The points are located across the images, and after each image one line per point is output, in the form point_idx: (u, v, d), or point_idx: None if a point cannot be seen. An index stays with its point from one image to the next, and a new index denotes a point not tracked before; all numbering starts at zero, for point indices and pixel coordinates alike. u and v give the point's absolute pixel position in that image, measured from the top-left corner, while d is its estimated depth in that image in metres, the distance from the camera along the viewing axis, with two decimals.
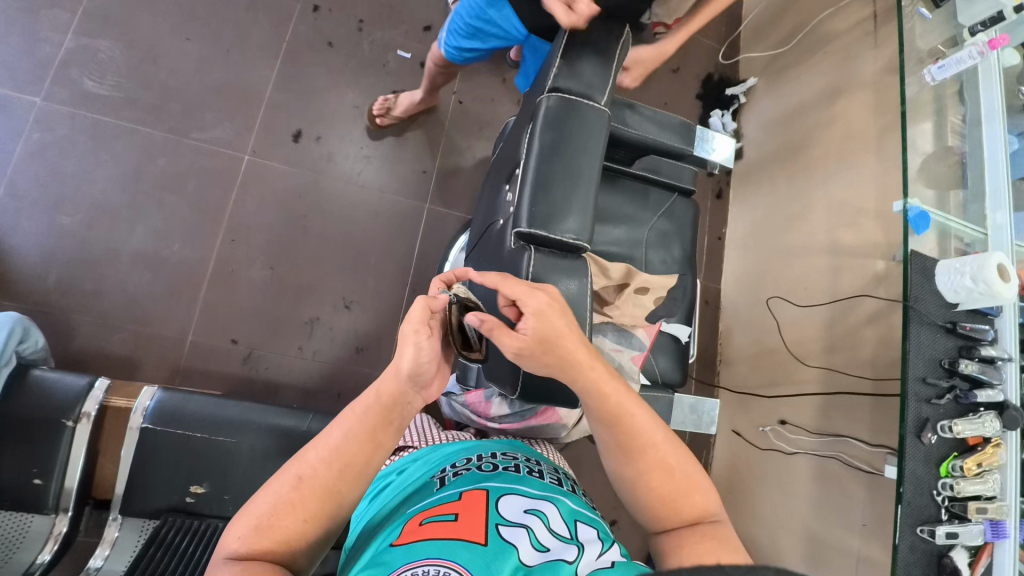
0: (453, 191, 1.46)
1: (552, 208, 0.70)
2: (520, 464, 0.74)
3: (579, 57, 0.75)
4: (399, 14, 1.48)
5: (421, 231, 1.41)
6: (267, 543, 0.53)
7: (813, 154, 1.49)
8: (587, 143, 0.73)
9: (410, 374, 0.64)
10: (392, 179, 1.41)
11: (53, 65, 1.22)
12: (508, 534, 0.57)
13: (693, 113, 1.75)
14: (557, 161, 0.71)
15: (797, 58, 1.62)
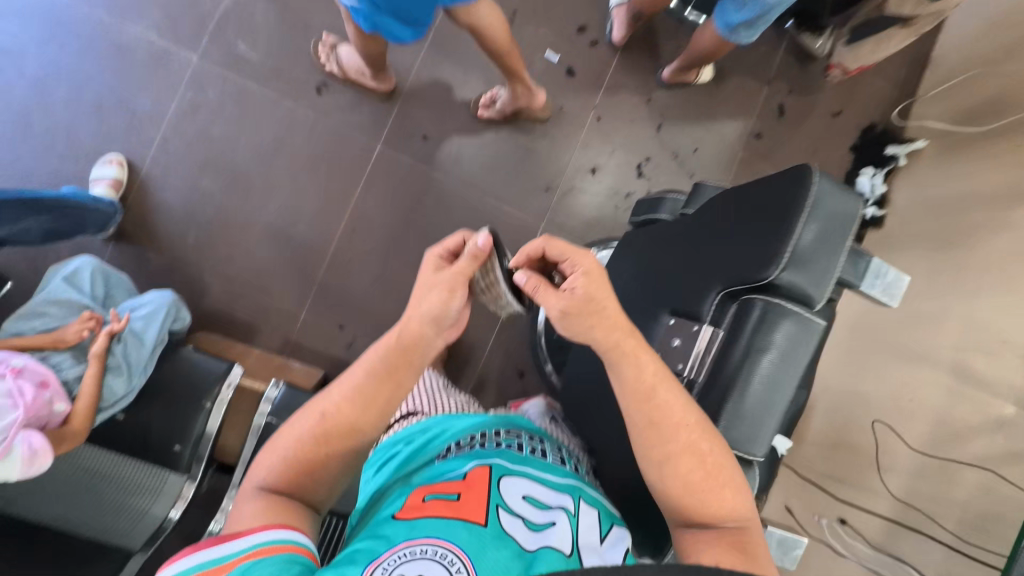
0: (570, 213, 1.44)
1: (750, 426, 0.62)
2: (527, 443, 0.75)
3: (807, 252, 0.60)
4: (550, 11, 1.44)
5: (531, 249, 1.41)
6: (290, 474, 0.62)
7: (966, 256, 1.31)
8: (789, 349, 0.61)
9: (433, 319, 0.64)
10: (513, 191, 1.41)
11: (210, 23, 1.22)
12: (505, 521, 0.60)
13: (839, 166, 1.58)
14: (769, 378, 0.60)
15: (981, 133, 1.39)
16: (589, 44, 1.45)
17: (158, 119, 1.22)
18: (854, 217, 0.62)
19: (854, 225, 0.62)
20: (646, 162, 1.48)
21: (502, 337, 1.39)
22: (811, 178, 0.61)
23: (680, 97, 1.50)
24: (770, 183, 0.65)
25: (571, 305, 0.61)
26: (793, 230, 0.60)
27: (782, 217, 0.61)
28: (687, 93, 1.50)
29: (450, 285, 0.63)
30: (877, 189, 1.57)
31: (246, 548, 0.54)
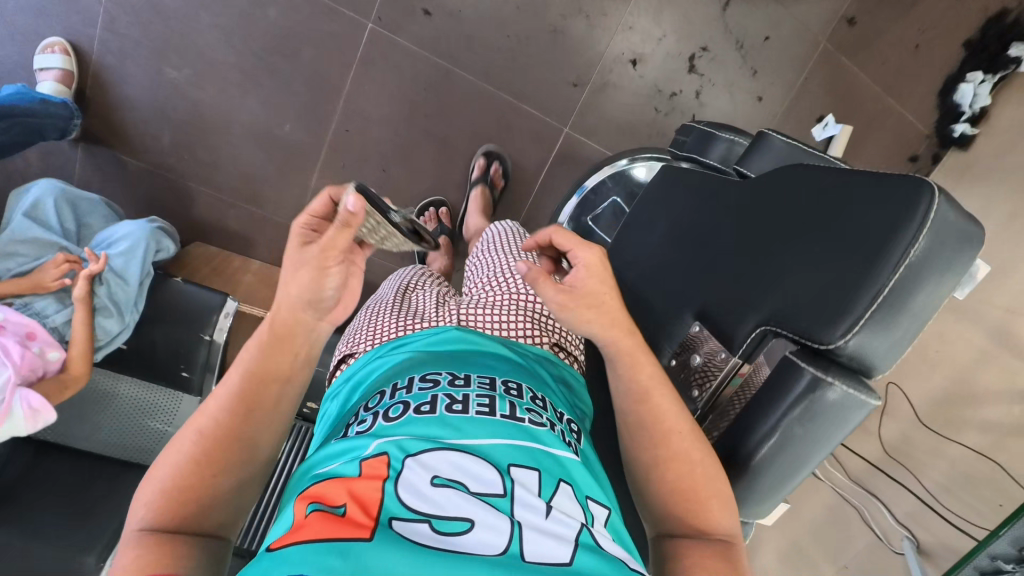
0: (600, 116, 1.22)
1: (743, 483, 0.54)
2: (443, 395, 0.53)
3: (888, 312, 0.46)
4: None
5: (551, 159, 1.24)
6: (174, 505, 0.46)
7: None
8: (820, 427, 0.49)
9: (305, 302, 0.52)
10: (534, 88, 1.18)
11: None
12: (404, 528, 0.40)
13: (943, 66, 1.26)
14: (799, 450, 0.51)
15: None
16: None
17: None
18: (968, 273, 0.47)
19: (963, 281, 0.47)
20: (701, 53, 1.20)
21: None
22: (935, 210, 0.45)
23: None
24: (879, 199, 0.49)
25: (570, 301, 0.56)
26: (886, 274, 0.46)
27: (875, 253, 0.47)
28: None
29: (320, 260, 0.50)
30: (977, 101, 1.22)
31: None
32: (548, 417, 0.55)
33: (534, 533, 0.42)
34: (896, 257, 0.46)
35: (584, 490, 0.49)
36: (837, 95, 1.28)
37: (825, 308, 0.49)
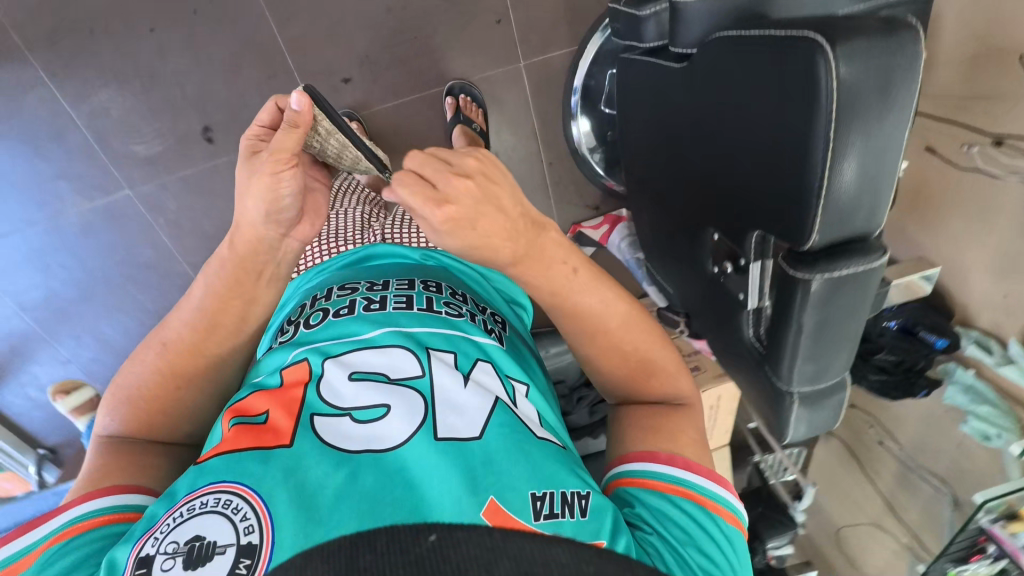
0: (538, 25, 1.19)
1: (817, 365, 0.59)
2: (361, 298, 0.61)
3: (846, 191, 0.46)
4: None
5: (530, 95, 1.25)
6: (136, 417, 0.56)
7: None
8: (848, 303, 0.53)
9: (266, 215, 0.55)
10: (468, 53, 1.19)
11: (98, 150, 1.14)
12: (319, 423, 0.47)
13: None
14: (834, 324, 0.54)
15: None
16: None
17: (167, 257, 1.26)
18: (915, 89, 0.44)
19: (913, 100, 0.45)
20: None
21: (560, 194, 1.37)
22: (837, 78, 0.42)
23: None
24: (785, 81, 0.46)
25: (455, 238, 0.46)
26: (821, 165, 0.46)
27: (804, 145, 0.46)
28: None
29: (273, 165, 0.53)
30: None
31: (57, 523, 0.46)
32: (467, 308, 0.63)
33: (446, 410, 0.49)
34: (825, 149, 0.45)
35: (506, 369, 0.56)
36: None
37: (791, 213, 0.50)
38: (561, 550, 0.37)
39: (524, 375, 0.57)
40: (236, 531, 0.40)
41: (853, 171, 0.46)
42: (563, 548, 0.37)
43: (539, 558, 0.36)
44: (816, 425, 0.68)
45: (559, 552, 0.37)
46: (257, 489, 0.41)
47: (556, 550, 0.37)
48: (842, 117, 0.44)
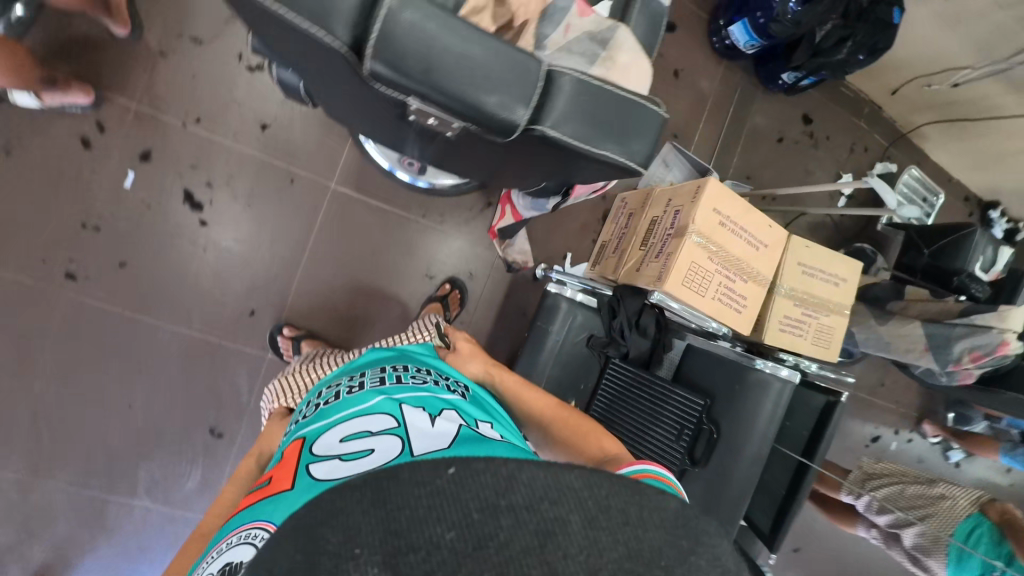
0: (319, 155, 1.38)
1: (510, 92, 0.52)
2: (352, 387, 0.76)
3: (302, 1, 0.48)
4: (67, 183, 1.26)
5: (362, 193, 1.41)
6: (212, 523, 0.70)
7: None
8: (431, 42, 0.49)
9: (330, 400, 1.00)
10: (301, 216, 1.38)
11: (172, 512, 1.36)
12: (312, 469, 0.57)
13: None
14: (477, 78, 0.51)
15: None
16: (102, 133, 1.27)
17: None
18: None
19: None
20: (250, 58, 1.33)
21: (456, 221, 1.48)
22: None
23: (158, 6, 1.27)
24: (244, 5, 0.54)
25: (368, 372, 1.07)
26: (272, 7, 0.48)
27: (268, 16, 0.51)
28: None
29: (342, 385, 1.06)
30: None
31: None
32: (435, 380, 0.79)
33: (418, 437, 0.60)
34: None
35: (472, 416, 0.72)
36: None
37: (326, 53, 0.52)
38: (574, 476, 0.40)
39: (485, 415, 0.73)
40: (253, 547, 0.50)
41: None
42: (575, 473, 0.40)
43: (549, 479, 0.39)
44: (639, 145, 0.62)
45: (571, 477, 0.40)
46: (269, 522, 0.52)
47: (566, 475, 0.39)
48: None
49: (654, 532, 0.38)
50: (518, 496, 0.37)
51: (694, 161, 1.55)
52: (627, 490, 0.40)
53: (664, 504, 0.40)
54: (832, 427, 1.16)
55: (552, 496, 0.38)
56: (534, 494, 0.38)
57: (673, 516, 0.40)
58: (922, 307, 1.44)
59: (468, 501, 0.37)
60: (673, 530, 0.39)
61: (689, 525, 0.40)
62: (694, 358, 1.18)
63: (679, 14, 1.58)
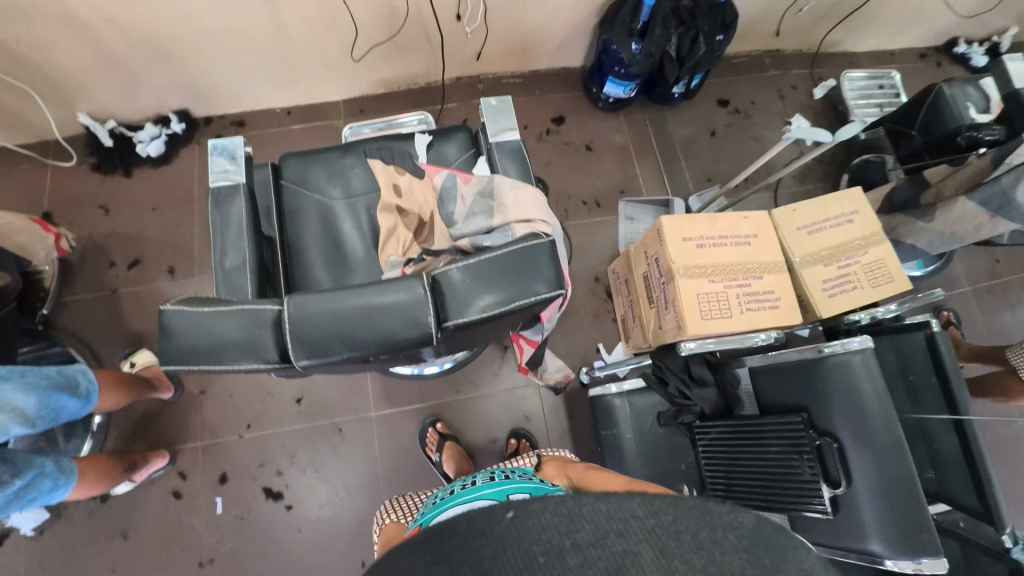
0: (350, 395, 1.49)
1: (405, 313, 0.58)
2: (463, 485, 0.78)
3: (231, 354, 0.60)
4: (175, 535, 1.41)
5: (399, 405, 1.49)
6: None
7: (189, 53, 1.44)
8: (326, 321, 0.57)
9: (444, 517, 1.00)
10: (360, 454, 1.45)
11: None
12: None
13: (162, 175, 1.69)
14: (377, 318, 0.57)
15: (74, 84, 1.49)
16: (186, 477, 1.45)
17: None
18: (202, 307, 0.62)
19: (207, 307, 0.62)
20: None
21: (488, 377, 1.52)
22: (177, 367, 0.60)
23: None
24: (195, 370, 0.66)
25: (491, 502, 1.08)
26: (214, 368, 0.60)
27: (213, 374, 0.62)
28: None
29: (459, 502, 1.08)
30: (155, 133, 1.68)
31: None
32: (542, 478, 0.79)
33: None
34: (202, 367, 0.60)
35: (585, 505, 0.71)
36: None
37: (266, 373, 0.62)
38: (637, 505, 0.33)
39: None
40: None
41: (233, 344, 0.60)
42: (638, 501, 0.33)
43: (610, 509, 0.32)
44: (545, 272, 0.65)
45: (634, 505, 0.33)
46: None
47: (628, 504, 0.33)
48: (188, 360, 0.60)
49: (732, 554, 0.31)
50: (581, 533, 0.31)
51: (652, 202, 1.67)
52: (696, 510, 0.33)
53: (739, 516, 0.33)
54: (950, 359, 1.05)
55: (618, 528, 0.31)
56: (599, 528, 0.32)
57: (750, 532, 0.33)
58: (955, 181, 1.31)
59: (528, 543, 0.31)
60: (748, 546, 0.32)
61: (771, 540, 0.33)
62: (762, 381, 1.11)
63: (560, 108, 1.76)
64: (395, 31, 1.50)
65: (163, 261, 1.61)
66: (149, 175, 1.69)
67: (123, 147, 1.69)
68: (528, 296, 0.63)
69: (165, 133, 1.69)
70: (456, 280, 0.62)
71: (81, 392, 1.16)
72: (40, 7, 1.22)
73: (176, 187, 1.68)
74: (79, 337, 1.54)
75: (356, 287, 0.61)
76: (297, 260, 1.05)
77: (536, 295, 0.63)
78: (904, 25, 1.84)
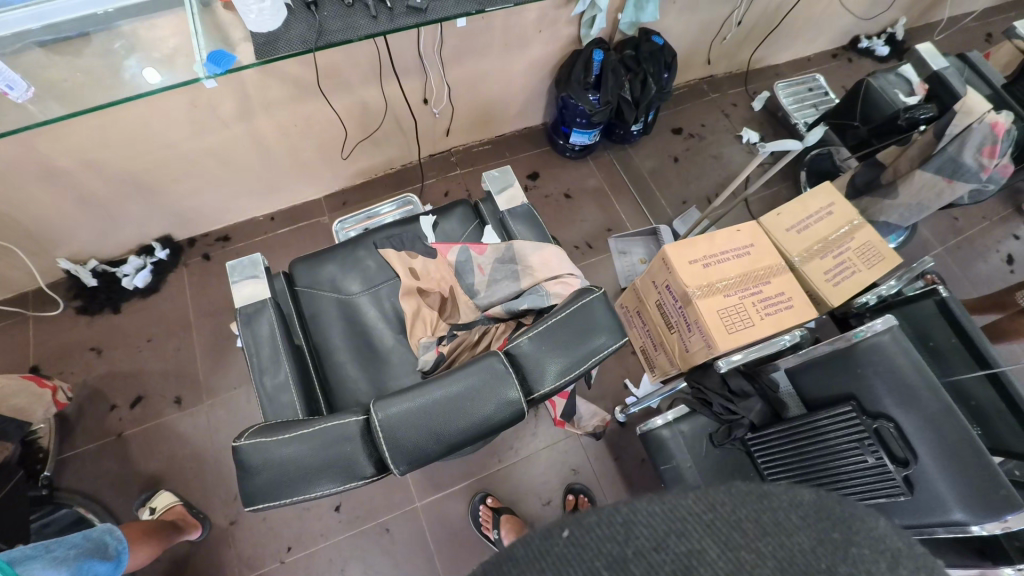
0: (392, 489, 1.42)
1: (496, 392, 0.60)
2: None
3: (322, 474, 0.59)
4: None
5: (444, 489, 1.43)
6: None
7: (173, 182, 1.46)
8: (418, 420, 0.58)
9: None
10: (414, 551, 1.36)
11: None
12: None
13: (150, 303, 1.61)
14: (469, 406, 0.59)
15: (53, 234, 1.44)
16: None
17: None
18: (281, 434, 0.60)
19: (285, 434, 0.60)
20: None
21: (526, 438, 1.48)
22: (269, 503, 0.59)
23: (206, 489, 1.41)
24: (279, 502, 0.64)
25: None
26: (308, 494, 0.58)
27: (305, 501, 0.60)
28: (189, 496, 1.40)
29: None
30: (137, 264, 1.60)
31: None
32: None
33: None
34: (296, 495, 0.58)
35: None
36: (232, 346, 1.58)
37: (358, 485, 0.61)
38: (690, 501, 0.29)
39: None
40: None
41: (323, 462, 0.59)
42: (692, 497, 0.29)
43: (664, 509, 0.28)
44: (604, 325, 0.68)
45: (688, 502, 0.29)
46: None
47: (681, 501, 0.29)
48: (279, 494, 0.58)
49: (800, 534, 0.27)
50: (641, 537, 0.26)
51: (638, 233, 1.75)
52: (753, 496, 0.29)
53: (798, 490, 0.29)
54: (964, 317, 1.12)
55: (676, 527, 0.27)
56: (658, 531, 0.27)
57: (813, 507, 0.29)
58: (907, 157, 1.42)
59: (584, 562, 0.26)
60: (817, 522, 0.28)
61: (839, 511, 0.28)
62: (802, 379, 1.15)
63: (532, 164, 1.85)
64: (369, 124, 1.57)
65: (169, 392, 1.50)
66: (138, 307, 1.60)
67: (105, 287, 1.59)
68: (595, 351, 0.67)
69: (150, 262, 1.62)
70: (528, 351, 0.65)
71: (112, 553, 1.04)
72: (17, 164, 1.19)
73: (167, 313, 1.60)
74: (88, 494, 1.37)
75: (434, 377, 0.61)
76: (327, 361, 1.04)
77: (606, 350, 0.67)
78: (811, 36, 2.07)
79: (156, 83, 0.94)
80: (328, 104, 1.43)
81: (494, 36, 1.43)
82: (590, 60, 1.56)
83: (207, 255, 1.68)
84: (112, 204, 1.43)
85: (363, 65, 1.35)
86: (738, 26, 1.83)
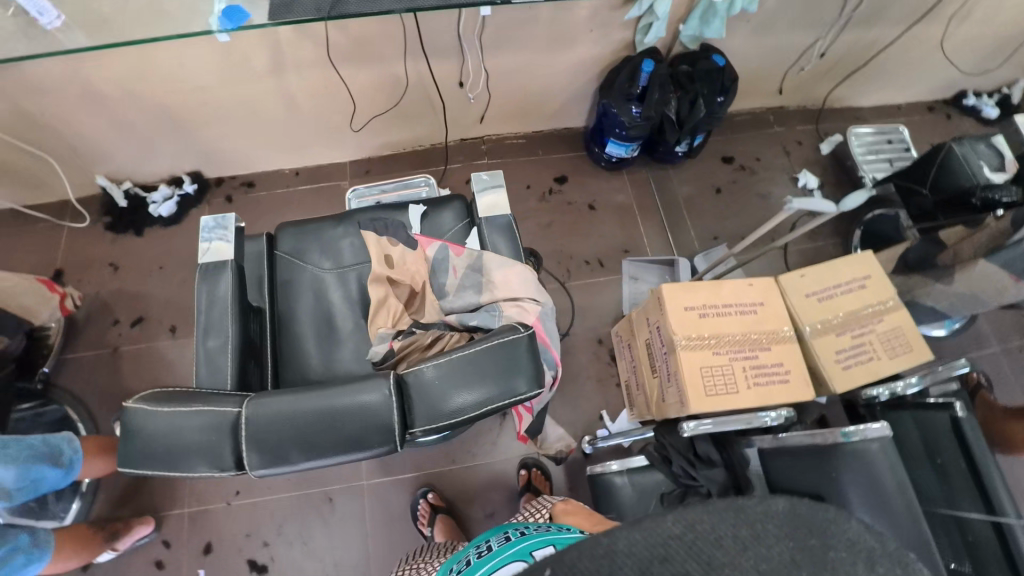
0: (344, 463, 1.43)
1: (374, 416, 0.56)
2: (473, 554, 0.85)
3: (193, 454, 0.58)
4: None
5: (393, 474, 1.43)
6: None
7: (205, 124, 1.50)
8: (288, 424, 0.56)
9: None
10: (350, 527, 1.37)
11: None
12: None
13: (167, 233, 1.68)
14: (343, 422, 0.56)
15: (91, 153, 1.52)
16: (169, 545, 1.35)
17: None
18: (164, 405, 0.60)
19: (169, 405, 0.60)
20: None
21: (486, 445, 1.45)
22: (136, 470, 0.58)
23: None
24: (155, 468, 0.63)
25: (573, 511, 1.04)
26: (174, 470, 0.58)
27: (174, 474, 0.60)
28: None
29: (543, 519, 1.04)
30: (164, 195, 1.68)
31: None
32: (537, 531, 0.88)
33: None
34: (163, 468, 0.58)
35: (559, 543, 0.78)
36: None
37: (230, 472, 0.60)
38: (671, 522, 0.34)
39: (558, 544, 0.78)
40: None
41: (196, 442, 0.58)
42: (672, 518, 0.35)
43: (646, 535, 0.34)
44: (522, 369, 0.63)
45: (668, 525, 0.34)
46: None
47: (663, 524, 0.34)
48: (149, 463, 0.58)
49: (778, 545, 0.34)
50: (627, 565, 0.33)
51: (655, 261, 1.64)
52: (730, 512, 0.35)
53: (773, 505, 0.35)
54: (977, 443, 0.98)
55: (662, 552, 0.33)
56: (648, 558, 0.33)
57: (786, 515, 0.35)
58: (973, 242, 1.23)
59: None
60: (793, 531, 0.35)
61: (807, 516, 0.36)
62: (775, 463, 1.04)
63: (563, 167, 1.77)
64: (400, 98, 1.54)
65: (166, 320, 1.58)
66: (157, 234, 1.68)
67: (132, 210, 1.67)
68: (502, 395, 0.62)
69: (177, 194, 1.70)
70: (429, 379, 0.61)
71: (63, 462, 1.10)
72: (62, 84, 1.26)
73: (180, 244, 1.67)
74: (76, 398, 1.47)
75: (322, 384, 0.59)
76: (286, 331, 1.04)
77: (514, 397, 0.62)
78: (906, 83, 1.84)
79: (171, 26, 0.95)
80: (360, 73, 1.41)
81: (540, 28, 1.35)
82: (639, 69, 1.44)
83: (229, 197, 1.73)
84: (146, 134, 1.49)
85: (396, 38, 1.32)
86: (819, 58, 1.64)
